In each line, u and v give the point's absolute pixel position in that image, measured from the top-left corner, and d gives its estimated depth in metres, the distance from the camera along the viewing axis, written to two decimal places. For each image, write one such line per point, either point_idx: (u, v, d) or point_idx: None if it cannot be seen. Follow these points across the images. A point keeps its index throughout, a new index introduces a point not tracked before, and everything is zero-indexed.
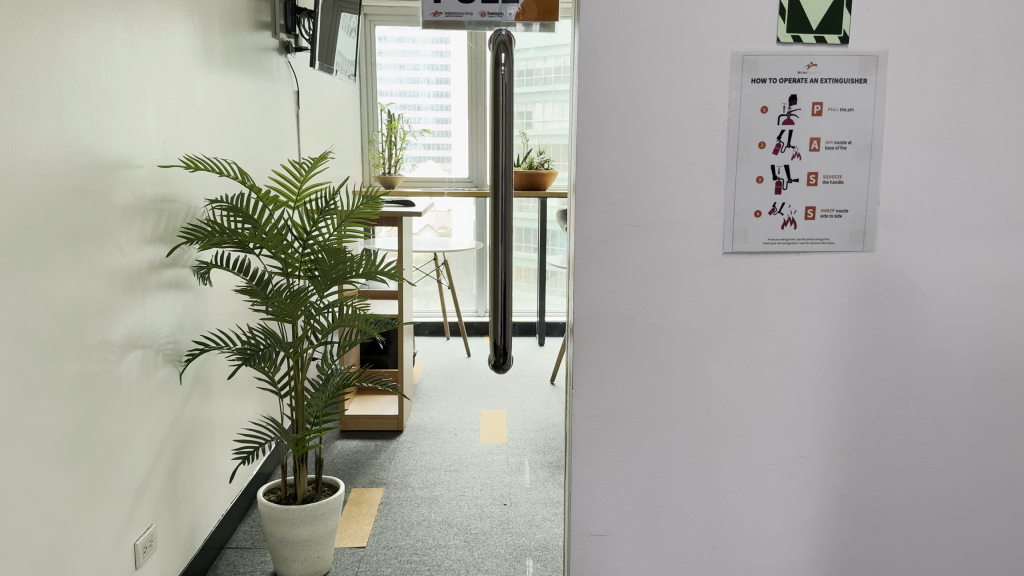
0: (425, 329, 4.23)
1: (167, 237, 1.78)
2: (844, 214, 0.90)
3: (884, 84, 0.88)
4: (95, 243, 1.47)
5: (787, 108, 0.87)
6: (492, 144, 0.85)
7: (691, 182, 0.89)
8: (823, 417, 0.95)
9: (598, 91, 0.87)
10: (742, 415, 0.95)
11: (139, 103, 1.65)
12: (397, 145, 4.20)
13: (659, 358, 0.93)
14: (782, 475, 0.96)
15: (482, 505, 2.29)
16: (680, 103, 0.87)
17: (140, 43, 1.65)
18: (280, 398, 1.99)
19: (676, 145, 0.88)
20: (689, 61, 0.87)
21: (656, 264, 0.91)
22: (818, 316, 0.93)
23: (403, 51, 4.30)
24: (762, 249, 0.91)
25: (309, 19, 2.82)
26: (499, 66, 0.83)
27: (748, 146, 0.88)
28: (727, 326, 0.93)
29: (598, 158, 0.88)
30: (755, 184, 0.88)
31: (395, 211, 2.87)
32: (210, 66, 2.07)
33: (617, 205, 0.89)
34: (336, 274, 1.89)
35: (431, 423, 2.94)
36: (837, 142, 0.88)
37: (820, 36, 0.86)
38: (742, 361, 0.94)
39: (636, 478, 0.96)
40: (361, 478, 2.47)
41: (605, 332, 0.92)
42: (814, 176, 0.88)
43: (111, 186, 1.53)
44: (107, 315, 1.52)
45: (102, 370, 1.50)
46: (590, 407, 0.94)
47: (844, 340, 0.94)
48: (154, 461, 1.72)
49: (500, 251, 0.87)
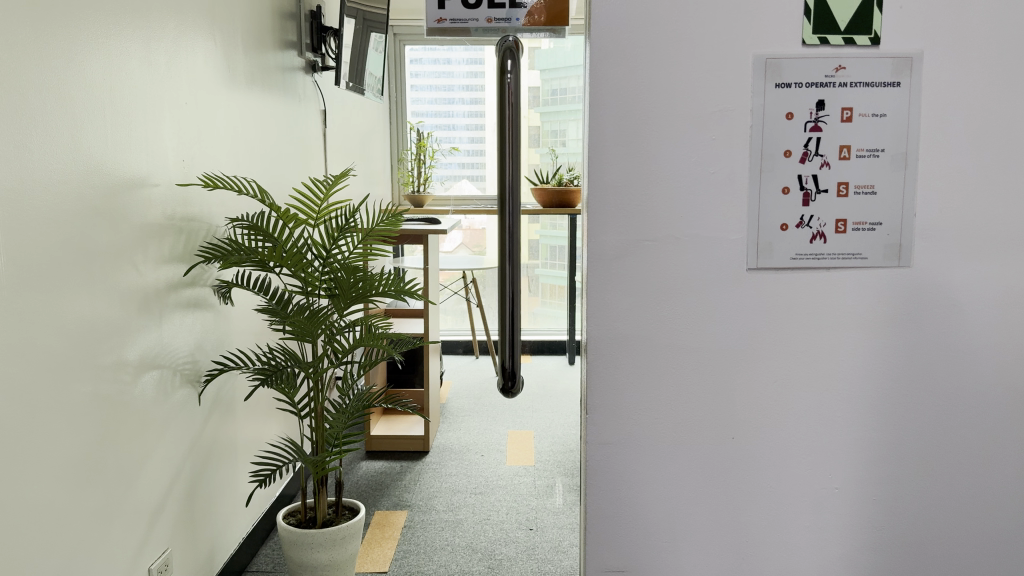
0: (457, 346, 4.25)
1: (187, 255, 1.76)
2: (877, 227, 0.84)
3: (920, 87, 0.82)
4: (109, 262, 1.46)
5: (814, 113, 0.82)
6: (499, 158, 0.80)
7: (712, 193, 0.84)
8: (859, 446, 0.88)
9: (614, 96, 0.83)
10: (769, 442, 0.88)
11: (157, 121, 1.64)
12: (427, 163, 4.26)
13: (677, 381, 0.87)
14: (814, 507, 0.89)
15: (508, 530, 2.24)
16: (699, 110, 0.82)
17: (158, 61, 1.64)
18: (301, 420, 1.90)
19: (694, 155, 0.83)
20: (707, 65, 0.82)
21: (672, 281, 0.86)
22: (850, 336, 0.87)
23: (437, 73, 4.33)
24: (790, 265, 0.85)
25: (335, 38, 2.82)
26: (505, 74, 0.79)
27: (772, 154, 0.82)
28: (753, 347, 0.87)
29: (613, 168, 0.84)
30: (781, 195, 0.83)
31: (423, 229, 2.78)
32: (233, 86, 2.07)
33: (633, 218, 0.84)
34: (357, 291, 1.84)
35: (457, 444, 2.90)
36: (868, 150, 0.83)
37: (848, 38, 0.81)
38: (768, 385, 0.87)
39: (658, 509, 0.90)
40: (385, 500, 2.42)
41: (618, 355, 0.87)
42: (845, 186, 0.83)
43: (128, 205, 1.52)
44: (120, 336, 1.49)
45: (116, 390, 1.48)
46: (604, 433, 0.88)
47: (878, 362, 0.87)
48: (170, 482, 1.69)
49: (508, 273, 0.82)
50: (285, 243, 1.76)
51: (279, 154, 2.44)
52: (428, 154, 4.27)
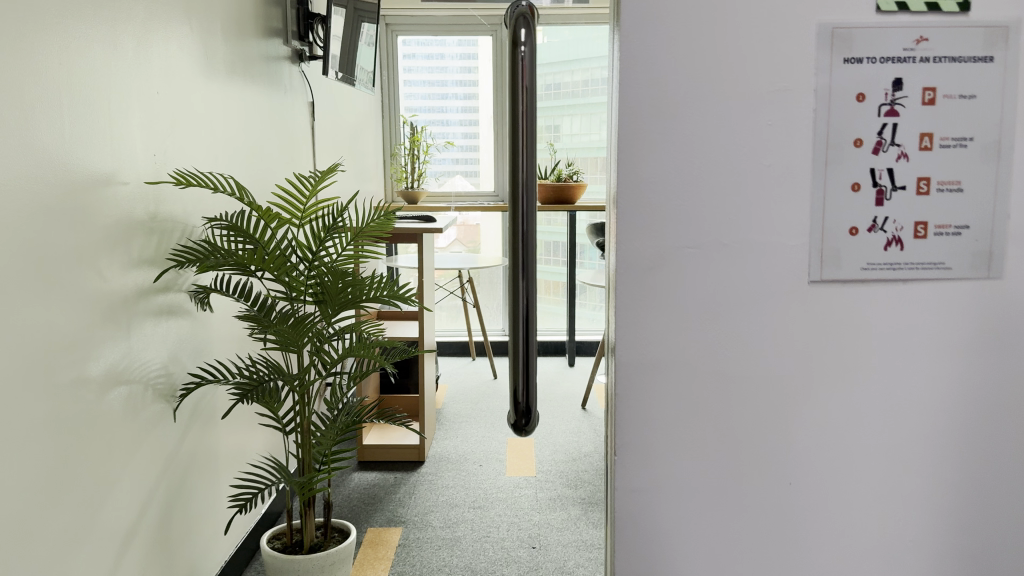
0: (452, 348, 4.10)
1: (160, 259, 1.62)
2: (964, 231, 0.70)
3: (1018, 61, 0.68)
4: (69, 269, 1.31)
5: (890, 95, 0.68)
6: (511, 149, 0.66)
7: (768, 192, 0.70)
8: (936, 490, 0.75)
9: (648, 74, 0.68)
10: (831, 485, 0.74)
11: (124, 112, 1.49)
12: (421, 159, 4.11)
13: (721, 416, 0.73)
14: (882, 562, 0.76)
15: (509, 549, 2.10)
16: (751, 91, 0.68)
17: (125, 46, 1.49)
18: (286, 436, 1.75)
19: (746, 146, 0.69)
20: (761, 36, 0.68)
21: (717, 298, 0.71)
22: (927, 361, 0.73)
23: (430, 68, 4.18)
24: (859, 276, 0.71)
25: (323, 25, 2.66)
26: (518, 47, 0.64)
27: (840, 145, 0.69)
28: (812, 375, 0.73)
29: (648, 163, 0.69)
30: (851, 193, 0.69)
31: (418, 228, 2.63)
32: (211, 76, 1.91)
33: (670, 221, 0.70)
34: (345, 298, 1.69)
35: (454, 453, 2.76)
36: (954, 139, 0.69)
37: (933, 3, 0.67)
38: (830, 419, 0.73)
39: (697, 567, 0.75)
40: (379, 516, 2.28)
41: (651, 386, 0.73)
42: (926, 182, 0.69)
43: (91, 205, 1.37)
44: (82, 349, 1.34)
45: (78, 409, 1.33)
46: (635, 478, 0.74)
47: (960, 391, 0.73)
48: (142, 506, 1.55)
49: (520, 286, 0.68)
50: (267, 245, 1.61)
51: (262, 149, 2.29)
52: (422, 149, 4.12)
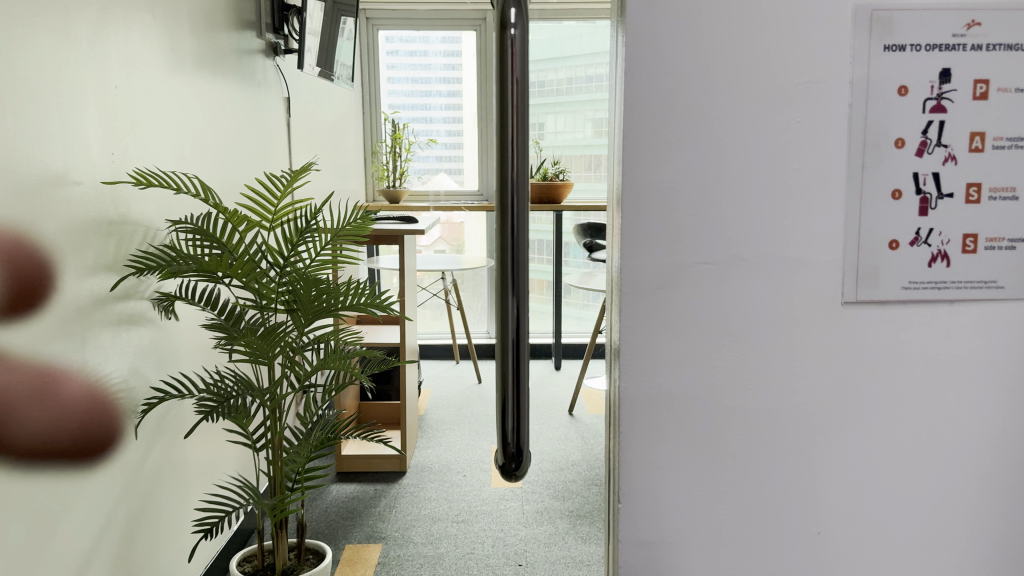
0: (436, 351, 4.00)
1: (119, 265, 1.50)
2: (1018, 246, 0.61)
3: None
4: (13, 279, 1.19)
5: (937, 86, 0.59)
6: (499, 151, 0.56)
7: (790, 202, 0.60)
8: (983, 539, 0.66)
9: (659, 65, 0.59)
10: (863, 535, 0.65)
11: (77, 107, 1.38)
12: (403, 157, 3.99)
13: (741, 458, 0.64)
14: None
15: (495, 567, 2.00)
16: (778, 86, 0.59)
17: (78, 36, 1.38)
18: (257, 453, 1.64)
19: (768, 147, 0.60)
20: (790, 21, 0.58)
21: (737, 324, 0.62)
22: (974, 395, 0.64)
23: (413, 64, 4.08)
24: (899, 298, 0.62)
25: (299, 17, 2.54)
26: (507, 30, 0.55)
27: (879, 145, 0.59)
28: (844, 411, 0.64)
29: (653, 167, 0.60)
30: (890, 201, 0.60)
31: (399, 229, 2.52)
32: (176, 69, 1.80)
33: (683, 235, 0.61)
34: (319, 306, 1.58)
35: (437, 463, 2.65)
36: (1010, 139, 0.59)
37: None
38: (863, 460, 0.64)
39: None
40: (358, 532, 2.18)
41: (660, 425, 0.63)
42: (976, 189, 0.60)
43: (38, 208, 1.26)
44: (29, 365, 1.23)
45: (24, 432, 1.21)
46: (642, 529, 0.65)
47: (1011, 429, 0.64)
48: (100, 532, 1.43)
49: (511, 305, 0.58)
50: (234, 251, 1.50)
51: (234, 146, 2.17)
52: (404, 147, 4.00)
